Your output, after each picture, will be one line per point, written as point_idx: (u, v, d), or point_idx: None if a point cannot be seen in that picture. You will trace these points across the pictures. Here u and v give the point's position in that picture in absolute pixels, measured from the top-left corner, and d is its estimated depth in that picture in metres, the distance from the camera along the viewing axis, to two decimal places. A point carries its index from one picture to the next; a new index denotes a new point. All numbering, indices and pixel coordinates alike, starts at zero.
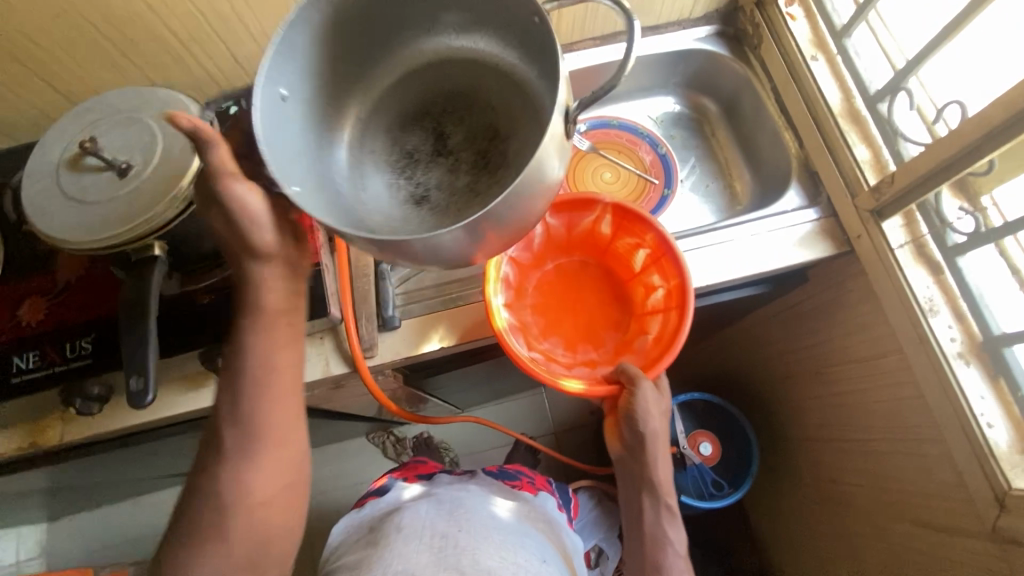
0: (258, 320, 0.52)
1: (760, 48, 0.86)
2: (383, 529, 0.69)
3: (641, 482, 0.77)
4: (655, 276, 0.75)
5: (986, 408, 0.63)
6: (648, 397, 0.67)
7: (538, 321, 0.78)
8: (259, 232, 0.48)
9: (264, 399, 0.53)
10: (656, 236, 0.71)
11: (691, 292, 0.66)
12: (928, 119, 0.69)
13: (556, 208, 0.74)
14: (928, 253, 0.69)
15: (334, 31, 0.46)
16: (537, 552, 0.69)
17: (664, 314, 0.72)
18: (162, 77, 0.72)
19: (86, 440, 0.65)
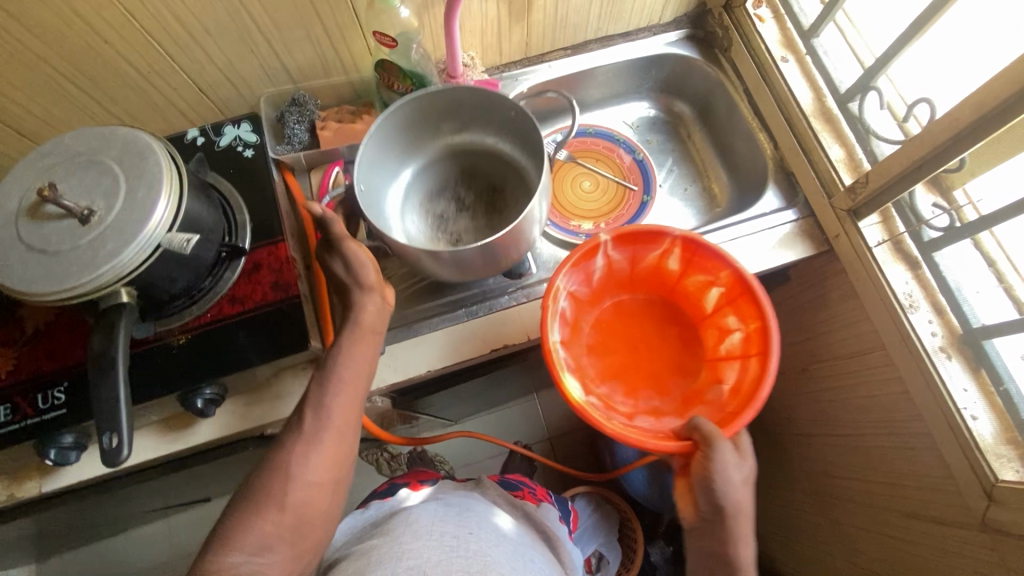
0: (354, 334, 0.57)
1: (730, 50, 0.86)
2: (390, 528, 0.65)
3: (720, 571, 0.57)
4: (730, 318, 0.68)
5: (969, 401, 0.63)
6: (724, 455, 0.54)
7: (596, 362, 0.74)
8: (367, 272, 0.58)
9: (344, 388, 0.56)
10: (733, 275, 0.65)
11: (775, 336, 0.59)
12: (899, 116, 0.70)
13: (619, 242, 0.69)
14: (905, 250, 0.69)
15: (384, 131, 0.65)
16: (542, 565, 0.66)
17: (742, 361, 0.65)
18: (125, 111, 0.70)
19: (64, 489, 0.64)
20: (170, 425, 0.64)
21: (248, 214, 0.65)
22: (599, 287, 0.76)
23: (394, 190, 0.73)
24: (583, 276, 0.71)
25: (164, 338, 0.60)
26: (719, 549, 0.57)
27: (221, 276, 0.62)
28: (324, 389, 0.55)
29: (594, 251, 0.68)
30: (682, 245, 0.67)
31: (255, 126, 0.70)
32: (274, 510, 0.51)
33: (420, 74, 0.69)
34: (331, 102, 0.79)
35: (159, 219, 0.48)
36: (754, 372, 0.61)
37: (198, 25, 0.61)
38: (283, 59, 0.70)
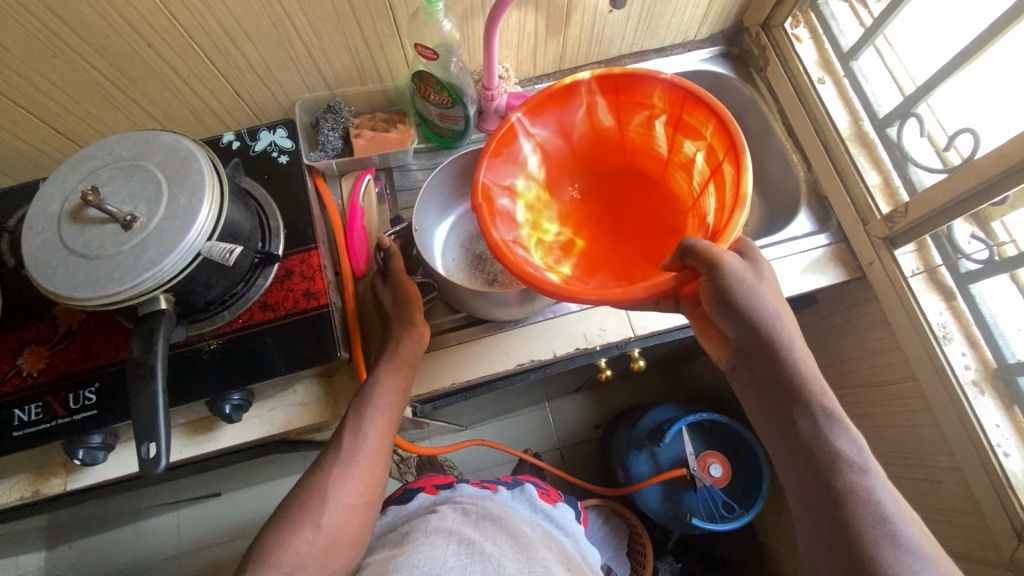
0: (392, 363, 0.60)
1: (766, 69, 0.86)
2: (407, 535, 0.61)
3: (781, 393, 0.52)
4: (687, 143, 0.63)
5: (1002, 437, 0.62)
6: (733, 263, 0.49)
7: (574, 263, 0.66)
8: (414, 306, 0.63)
9: (381, 416, 0.58)
10: (666, 88, 0.59)
11: (735, 127, 0.53)
12: (938, 146, 0.69)
13: (534, 114, 0.63)
14: (941, 280, 0.68)
15: (438, 181, 0.72)
16: (562, 561, 0.62)
17: (714, 174, 0.59)
18: (164, 114, 0.71)
19: (89, 487, 0.64)
20: (195, 428, 0.64)
21: (281, 220, 0.65)
22: (545, 178, 0.70)
23: (447, 227, 0.77)
24: (517, 164, 0.64)
25: (196, 343, 0.60)
26: (769, 363, 0.53)
27: (253, 282, 0.62)
28: (362, 415, 0.57)
29: (513, 134, 0.61)
30: (599, 87, 0.61)
31: (290, 132, 0.70)
32: (309, 530, 0.53)
33: (458, 86, 0.69)
34: (364, 109, 0.79)
35: (200, 227, 0.48)
36: (731, 175, 0.55)
37: (240, 31, 0.61)
38: (321, 66, 0.70)
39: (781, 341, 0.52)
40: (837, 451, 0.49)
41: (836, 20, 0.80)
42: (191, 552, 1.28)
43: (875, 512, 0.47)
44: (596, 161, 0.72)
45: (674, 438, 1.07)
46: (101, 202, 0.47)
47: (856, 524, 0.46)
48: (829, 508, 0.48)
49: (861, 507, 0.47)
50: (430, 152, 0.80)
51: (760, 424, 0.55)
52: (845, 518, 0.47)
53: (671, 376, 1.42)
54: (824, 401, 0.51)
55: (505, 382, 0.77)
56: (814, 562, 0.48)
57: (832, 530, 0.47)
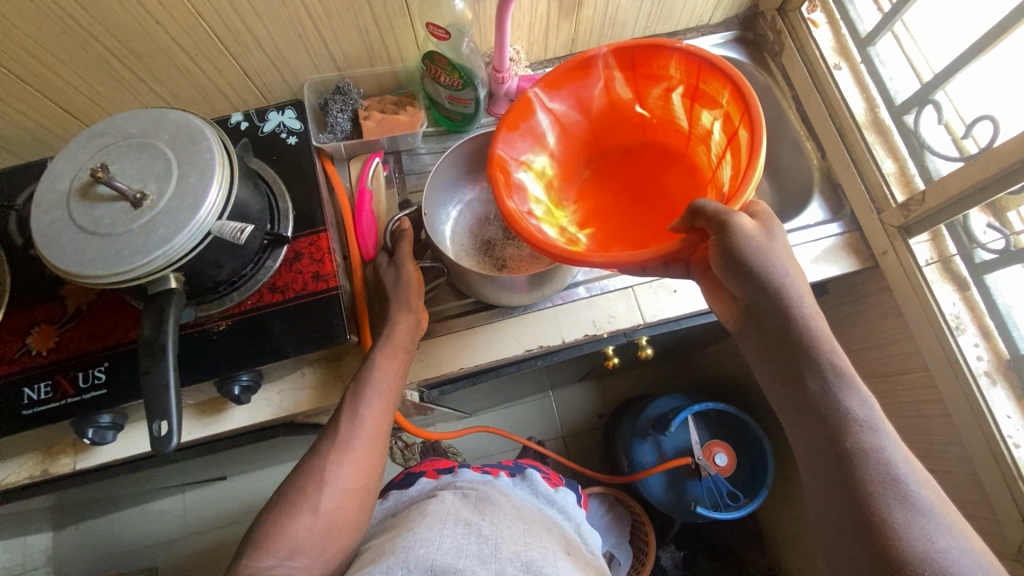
0: (388, 348, 0.59)
1: (781, 54, 0.84)
2: (406, 519, 0.61)
3: (792, 353, 0.52)
4: (703, 114, 0.61)
5: (1014, 429, 0.62)
6: (743, 223, 0.48)
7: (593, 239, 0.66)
8: (409, 293, 0.60)
9: (377, 401, 0.57)
10: (681, 57, 0.58)
11: (750, 93, 0.52)
12: (957, 133, 0.68)
13: (551, 88, 0.62)
14: (954, 269, 0.68)
15: (446, 165, 0.70)
16: (559, 544, 0.61)
17: (729, 143, 0.57)
18: (172, 93, 0.70)
19: (98, 467, 0.64)
20: (203, 409, 0.64)
21: (291, 202, 0.64)
22: (564, 156, 0.70)
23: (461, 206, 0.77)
24: (533, 139, 0.64)
25: (205, 324, 0.60)
26: (778, 321, 0.52)
27: (262, 264, 0.61)
28: (359, 399, 0.57)
29: (529, 108, 0.61)
30: (615, 59, 0.60)
31: (299, 113, 0.69)
32: (308, 515, 0.53)
33: (470, 68, 0.67)
34: (373, 91, 0.78)
35: (211, 206, 0.48)
36: (746, 140, 0.53)
37: (249, 8, 0.60)
38: (330, 46, 0.69)
39: (791, 299, 0.51)
40: (848, 413, 0.49)
41: (855, 5, 0.79)
42: (197, 534, 1.29)
43: (885, 470, 0.47)
44: (613, 137, 0.71)
45: (679, 427, 1.07)
46: (112, 182, 0.47)
47: (868, 487, 0.46)
48: (839, 468, 0.48)
49: (871, 464, 0.47)
50: (439, 135, 0.79)
51: (769, 384, 0.55)
52: (856, 477, 0.47)
53: (675, 366, 1.42)
54: (835, 360, 0.50)
55: (513, 369, 0.77)
56: (824, 521, 0.49)
57: (841, 489, 0.48)
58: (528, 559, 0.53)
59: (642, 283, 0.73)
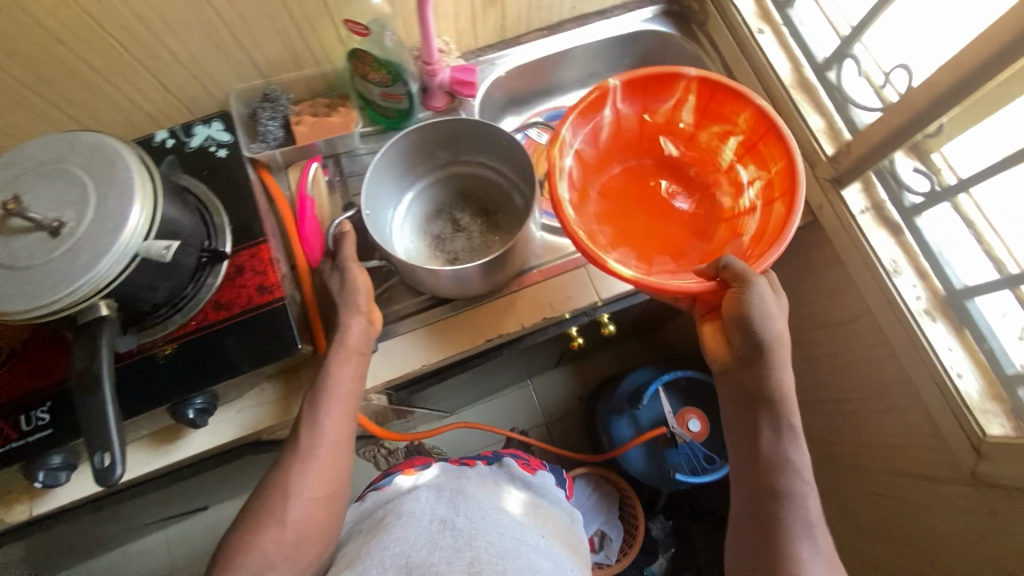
0: (341, 352, 0.58)
1: (707, 24, 0.86)
2: (381, 520, 0.60)
3: (758, 396, 0.58)
4: (750, 164, 0.70)
5: (956, 359, 0.65)
6: (761, 292, 0.54)
7: (606, 231, 0.73)
8: (357, 296, 0.60)
9: (336, 406, 0.57)
10: (754, 112, 0.66)
11: (799, 169, 0.60)
12: (876, 83, 0.71)
13: (627, 91, 0.70)
14: (888, 215, 0.70)
15: (383, 170, 0.70)
16: (536, 528, 0.61)
17: (765, 204, 0.66)
18: (91, 117, 0.67)
19: (56, 510, 0.62)
20: (160, 437, 0.63)
21: (227, 216, 0.63)
22: (604, 152, 0.77)
23: (409, 197, 0.77)
24: (591, 130, 0.72)
25: (149, 350, 0.58)
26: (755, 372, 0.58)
27: (203, 282, 0.60)
28: (317, 407, 0.56)
29: (603, 97, 0.69)
30: (699, 85, 0.68)
31: (227, 125, 0.68)
32: (274, 527, 0.52)
33: (397, 62, 0.67)
34: (304, 96, 0.76)
35: (134, 227, 0.46)
36: (780, 213, 0.62)
37: (157, 19, 0.58)
38: (251, 53, 0.67)
39: (777, 362, 0.57)
40: (790, 460, 0.56)
41: None
42: (183, 569, 1.26)
43: (803, 521, 0.54)
44: (657, 147, 0.78)
45: (651, 399, 1.09)
46: (23, 212, 0.44)
47: (784, 531, 0.54)
48: (767, 506, 0.55)
49: (798, 518, 0.54)
50: (378, 134, 0.78)
51: (730, 417, 0.61)
52: (779, 519, 0.54)
53: (646, 340, 1.44)
54: (791, 421, 0.57)
55: (478, 360, 0.78)
56: (738, 547, 0.57)
57: (762, 526, 0.55)
58: (504, 546, 0.53)
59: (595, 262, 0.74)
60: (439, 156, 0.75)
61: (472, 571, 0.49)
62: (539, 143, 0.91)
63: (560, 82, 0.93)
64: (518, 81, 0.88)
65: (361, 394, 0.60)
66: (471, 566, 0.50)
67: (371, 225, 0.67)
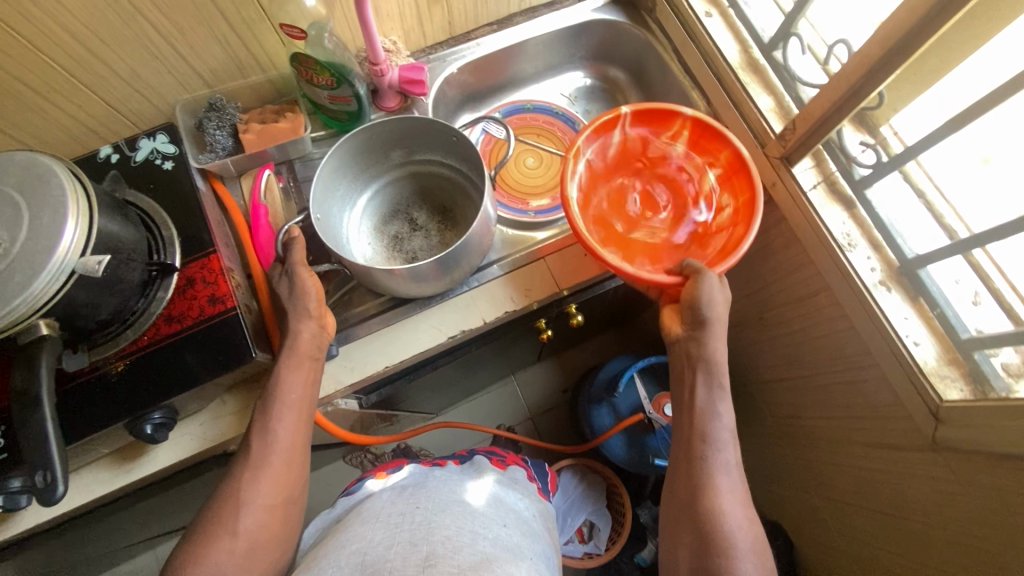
0: (292, 358, 0.58)
1: (655, 10, 0.86)
2: (342, 523, 0.60)
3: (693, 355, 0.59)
4: (723, 196, 0.68)
5: (911, 328, 0.66)
6: (711, 285, 0.58)
7: (599, 232, 0.71)
8: (307, 301, 0.59)
9: (288, 413, 0.56)
10: (731, 152, 0.65)
11: (761, 202, 0.60)
12: (821, 57, 0.71)
13: (636, 117, 0.68)
14: (840, 189, 0.71)
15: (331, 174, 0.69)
16: (496, 517, 0.61)
17: (732, 230, 0.65)
18: (33, 137, 0.66)
19: (19, 536, 0.61)
20: (124, 454, 0.62)
21: (175, 229, 0.62)
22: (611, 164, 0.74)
23: (362, 195, 0.76)
24: (602, 146, 0.71)
25: (101, 368, 0.58)
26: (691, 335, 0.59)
27: (153, 296, 0.59)
28: (268, 414, 0.56)
29: (612, 122, 0.68)
30: (694, 123, 0.67)
31: (172, 137, 0.67)
32: (225, 537, 0.51)
33: (338, 63, 0.67)
34: (252, 103, 0.76)
35: (68, 244, 0.46)
36: (739, 240, 0.62)
37: (88, 32, 0.58)
38: (191, 62, 0.67)
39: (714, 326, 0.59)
40: (718, 413, 0.57)
41: None
42: None
43: (722, 469, 0.54)
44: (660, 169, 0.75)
45: (627, 386, 1.10)
46: None
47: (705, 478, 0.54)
48: (691, 456, 0.56)
49: (719, 465, 0.55)
50: (329, 137, 0.78)
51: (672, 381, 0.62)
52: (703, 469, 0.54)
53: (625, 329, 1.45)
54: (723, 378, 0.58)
55: (446, 358, 0.78)
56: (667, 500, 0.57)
57: (686, 474, 0.55)
58: (460, 541, 0.53)
59: (554, 253, 0.75)
60: (391, 157, 0.75)
61: (426, 564, 0.49)
62: (497, 138, 0.91)
63: (515, 77, 0.93)
64: (473, 77, 0.89)
65: (315, 399, 0.60)
66: (426, 560, 0.50)
67: (321, 228, 0.67)
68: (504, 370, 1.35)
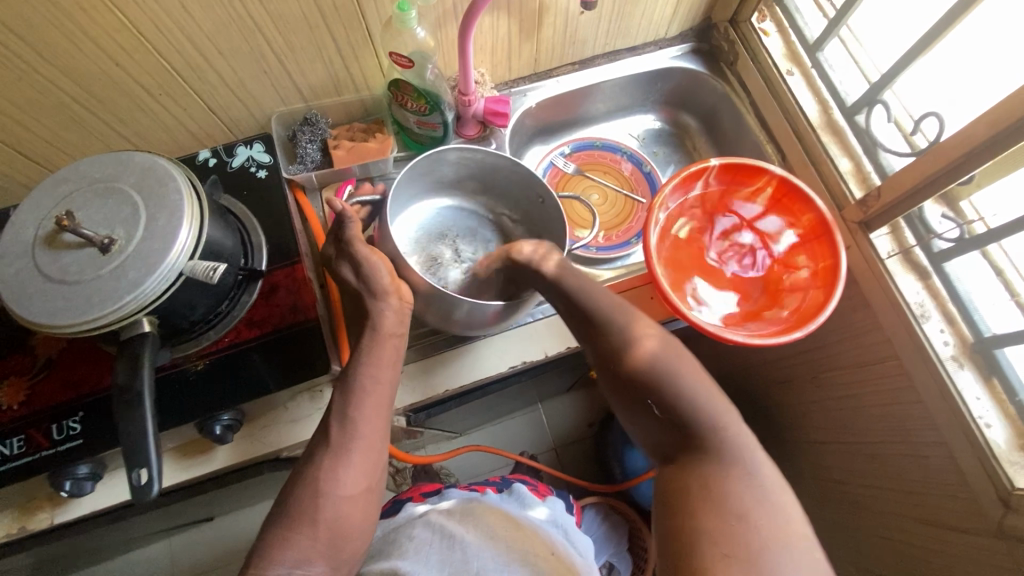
0: (375, 338, 0.56)
1: (736, 63, 0.88)
2: (392, 541, 0.63)
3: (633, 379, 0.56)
4: (800, 256, 0.69)
5: (984, 409, 0.64)
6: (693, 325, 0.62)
7: (670, 275, 0.72)
8: (379, 276, 0.57)
9: (368, 398, 0.53)
10: (816, 217, 0.66)
11: (844, 273, 0.61)
12: (905, 130, 0.71)
13: (722, 170, 0.70)
14: (916, 260, 0.70)
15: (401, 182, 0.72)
16: (545, 543, 0.64)
17: (809, 292, 0.66)
18: (137, 134, 0.69)
19: (78, 520, 0.62)
20: (184, 451, 0.63)
21: (264, 236, 0.65)
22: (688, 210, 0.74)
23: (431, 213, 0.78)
24: (682, 196, 0.72)
25: (182, 364, 0.59)
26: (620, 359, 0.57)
27: (237, 300, 0.61)
28: (348, 403, 0.53)
29: (699, 173, 0.70)
30: (779, 183, 0.68)
31: (267, 147, 0.70)
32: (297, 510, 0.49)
33: (435, 93, 0.69)
34: (341, 120, 0.79)
35: (182, 246, 0.48)
36: (820, 303, 0.63)
37: (210, 45, 0.61)
38: (295, 79, 0.70)
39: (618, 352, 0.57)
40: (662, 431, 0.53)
41: (801, 12, 0.83)
42: None
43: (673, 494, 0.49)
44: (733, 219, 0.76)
45: None
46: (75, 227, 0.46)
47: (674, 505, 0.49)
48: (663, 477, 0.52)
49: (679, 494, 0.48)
50: (409, 159, 0.80)
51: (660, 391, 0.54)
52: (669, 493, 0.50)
53: None
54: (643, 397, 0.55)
55: (498, 386, 0.78)
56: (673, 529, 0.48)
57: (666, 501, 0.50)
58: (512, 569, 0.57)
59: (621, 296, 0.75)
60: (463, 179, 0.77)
61: None
62: (564, 172, 0.92)
63: (587, 115, 0.95)
64: (548, 112, 0.91)
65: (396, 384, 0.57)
66: None
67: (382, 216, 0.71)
68: (535, 398, 1.34)
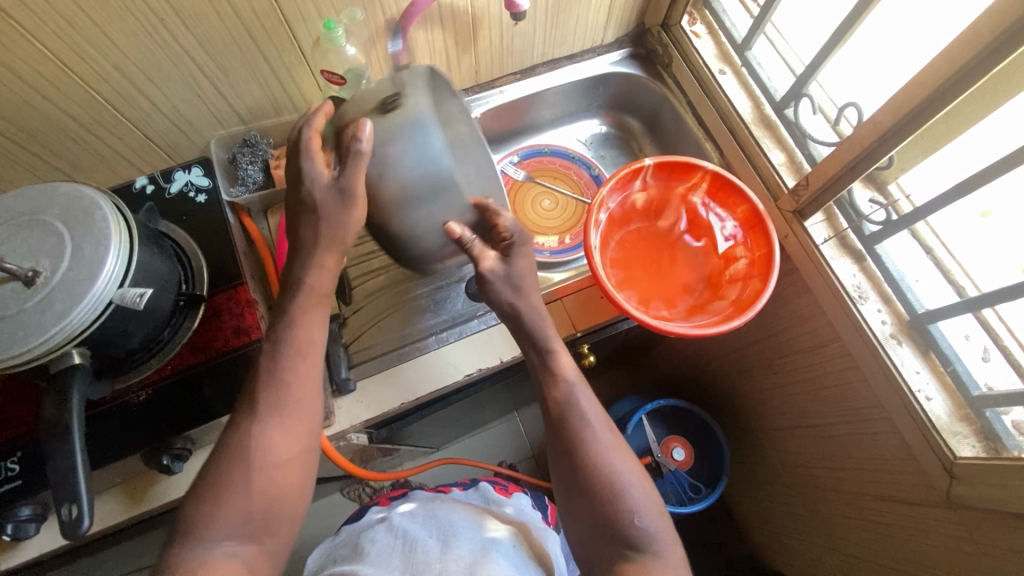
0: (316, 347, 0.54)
1: (671, 66, 0.90)
2: (353, 548, 0.62)
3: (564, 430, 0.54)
4: (738, 247, 0.71)
5: (923, 383, 0.66)
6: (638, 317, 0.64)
7: (616, 274, 0.73)
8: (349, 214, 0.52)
9: (303, 403, 0.52)
10: (749, 209, 0.69)
11: (778, 260, 0.63)
12: (831, 119, 0.74)
13: (657, 169, 0.73)
14: (850, 243, 0.73)
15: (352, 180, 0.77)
16: (507, 540, 0.64)
17: (748, 281, 0.68)
18: (70, 165, 0.68)
19: (24, 566, 0.60)
20: (134, 485, 0.61)
21: (205, 260, 0.64)
22: (627, 209, 0.76)
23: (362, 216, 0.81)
24: (622, 196, 0.75)
25: (124, 397, 0.58)
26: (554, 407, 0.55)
27: (178, 326, 0.60)
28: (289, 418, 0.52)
29: (636, 173, 0.72)
30: (713, 177, 0.71)
31: (206, 170, 0.70)
32: (229, 514, 0.47)
33: None
34: (283, 140, 0.79)
35: (109, 275, 0.47)
36: (757, 290, 0.65)
37: (139, 72, 0.60)
38: (231, 101, 0.70)
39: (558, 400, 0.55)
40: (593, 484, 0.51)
41: (727, 14, 0.86)
42: None
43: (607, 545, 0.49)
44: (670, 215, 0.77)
45: (635, 429, 1.05)
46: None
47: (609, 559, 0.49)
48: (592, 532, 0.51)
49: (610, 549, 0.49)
50: None
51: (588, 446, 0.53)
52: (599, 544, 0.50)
53: None
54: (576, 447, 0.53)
55: (458, 396, 0.78)
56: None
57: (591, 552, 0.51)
58: (472, 559, 0.57)
59: (573, 296, 0.76)
60: None
61: None
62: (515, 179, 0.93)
63: (533, 122, 0.97)
64: (494, 121, 0.92)
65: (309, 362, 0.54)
66: None
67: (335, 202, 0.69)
68: (508, 407, 1.33)
